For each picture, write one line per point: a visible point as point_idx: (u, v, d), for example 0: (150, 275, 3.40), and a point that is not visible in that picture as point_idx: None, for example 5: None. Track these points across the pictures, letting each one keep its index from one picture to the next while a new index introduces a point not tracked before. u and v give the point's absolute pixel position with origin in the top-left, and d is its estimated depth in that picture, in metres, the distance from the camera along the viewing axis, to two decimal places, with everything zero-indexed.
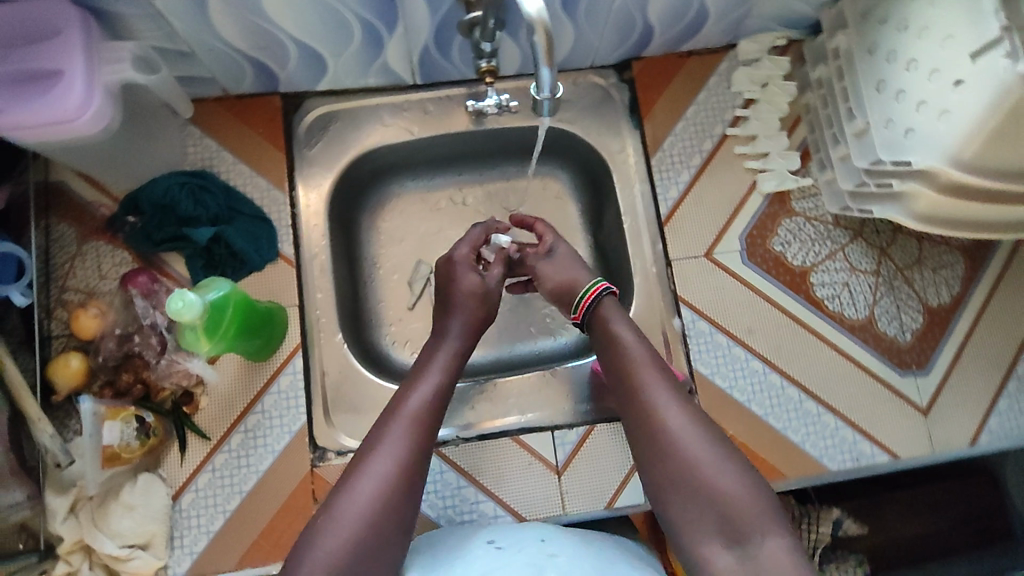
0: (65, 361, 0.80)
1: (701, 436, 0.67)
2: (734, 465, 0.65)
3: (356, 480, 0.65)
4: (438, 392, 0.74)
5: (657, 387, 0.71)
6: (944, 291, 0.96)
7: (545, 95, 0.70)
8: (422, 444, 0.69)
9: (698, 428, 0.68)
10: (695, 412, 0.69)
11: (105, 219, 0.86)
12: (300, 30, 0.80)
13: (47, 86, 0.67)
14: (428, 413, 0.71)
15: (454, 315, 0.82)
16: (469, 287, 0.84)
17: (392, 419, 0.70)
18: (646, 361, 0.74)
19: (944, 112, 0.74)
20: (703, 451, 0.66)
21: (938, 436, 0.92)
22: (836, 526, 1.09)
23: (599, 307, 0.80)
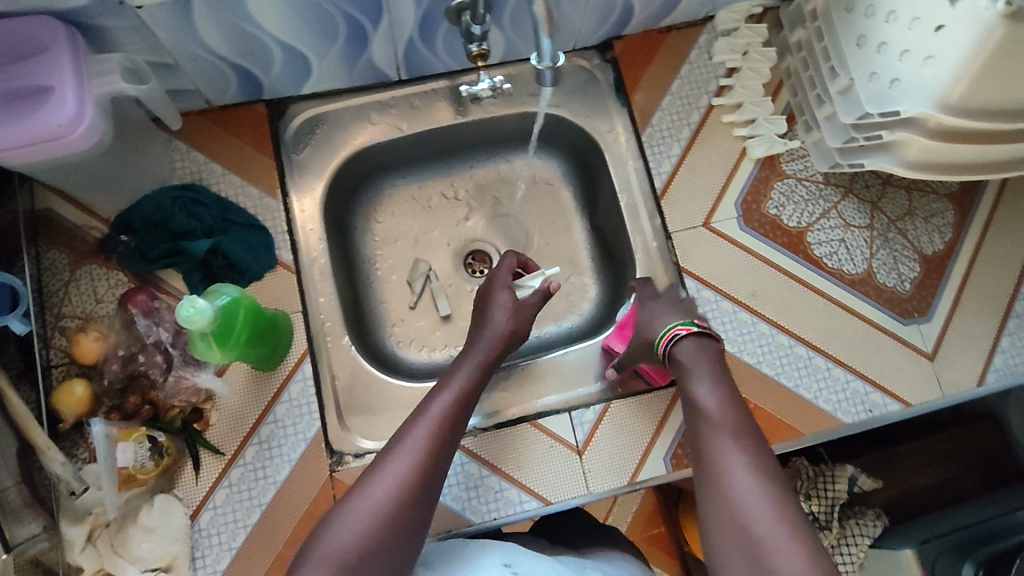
0: (69, 389, 0.78)
1: (767, 503, 0.63)
2: (794, 538, 0.61)
3: (369, 483, 0.65)
4: (461, 402, 0.73)
5: (730, 447, 0.68)
6: (937, 238, 0.98)
7: (546, 64, 0.73)
8: (439, 450, 0.68)
9: (766, 495, 0.64)
10: (764, 474, 0.65)
11: (96, 241, 0.84)
12: (284, 31, 0.79)
13: (38, 103, 0.66)
14: (450, 420, 0.71)
15: (489, 333, 0.81)
16: (504, 307, 0.83)
17: (415, 426, 0.70)
18: (720, 416, 0.70)
19: (928, 58, 0.75)
20: (764, 518, 0.62)
21: (947, 380, 0.93)
22: (852, 482, 1.10)
23: (681, 354, 0.76)
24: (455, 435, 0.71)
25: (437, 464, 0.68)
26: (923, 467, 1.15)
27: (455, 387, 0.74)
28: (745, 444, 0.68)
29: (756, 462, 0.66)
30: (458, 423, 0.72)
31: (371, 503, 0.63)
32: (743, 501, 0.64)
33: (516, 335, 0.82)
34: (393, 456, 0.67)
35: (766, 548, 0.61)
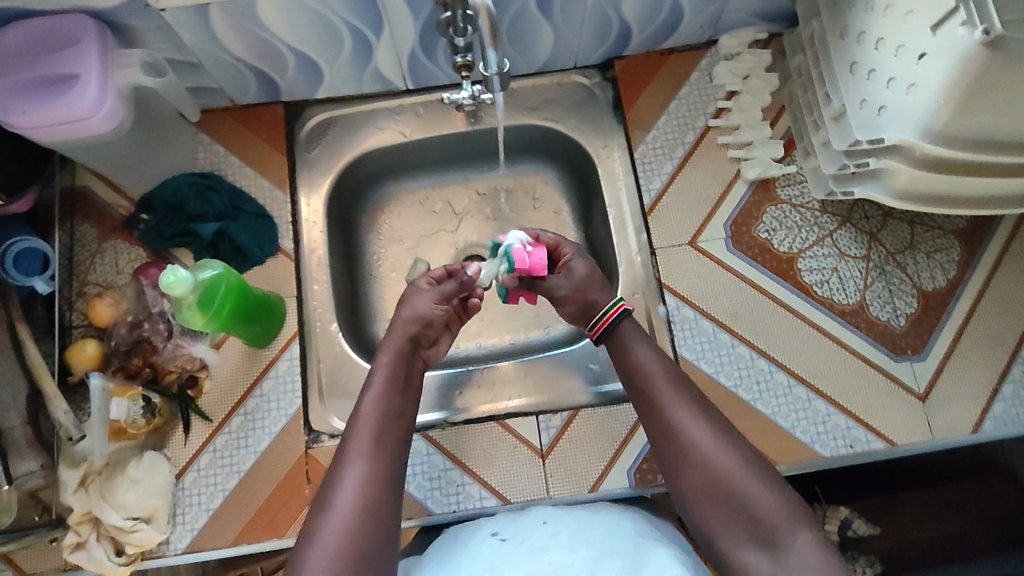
0: (81, 346, 0.88)
1: (726, 447, 0.70)
2: (763, 475, 0.68)
3: (328, 508, 0.65)
4: (390, 393, 0.74)
5: (682, 408, 0.72)
6: (939, 274, 0.94)
7: (492, 72, 0.73)
8: (383, 463, 0.69)
9: (722, 439, 0.70)
10: (720, 426, 0.71)
11: (123, 218, 0.95)
12: (295, 38, 0.87)
13: (65, 88, 0.76)
14: (388, 413, 0.73)
15: (397, 344, 0.79)
16: (414, 313, 0.81)
17: (353, 443, 0.70)
18: (663, 378, 0.75)
19: (912, 85, 0.74)
20: (733, 464, 0.68)
21: (938, 422, 0.89)
22: (845, 525, 1.05)
23: (624, 334, 0.79)
24: (392, 448, 0.71)
25: (387, 475, 0.68)
26: (929, 519, 1.07)
27: (377, 398, 0.73)
28: (694, 405, 0.73)
29: (710, 417, 0.72)
30: (390, 431, 0.72)
31: (336, 527, 0.64)
32: (711, 454, 0.69)
33: (423, 337, 0.82)
34: (339, 482, 0.67)
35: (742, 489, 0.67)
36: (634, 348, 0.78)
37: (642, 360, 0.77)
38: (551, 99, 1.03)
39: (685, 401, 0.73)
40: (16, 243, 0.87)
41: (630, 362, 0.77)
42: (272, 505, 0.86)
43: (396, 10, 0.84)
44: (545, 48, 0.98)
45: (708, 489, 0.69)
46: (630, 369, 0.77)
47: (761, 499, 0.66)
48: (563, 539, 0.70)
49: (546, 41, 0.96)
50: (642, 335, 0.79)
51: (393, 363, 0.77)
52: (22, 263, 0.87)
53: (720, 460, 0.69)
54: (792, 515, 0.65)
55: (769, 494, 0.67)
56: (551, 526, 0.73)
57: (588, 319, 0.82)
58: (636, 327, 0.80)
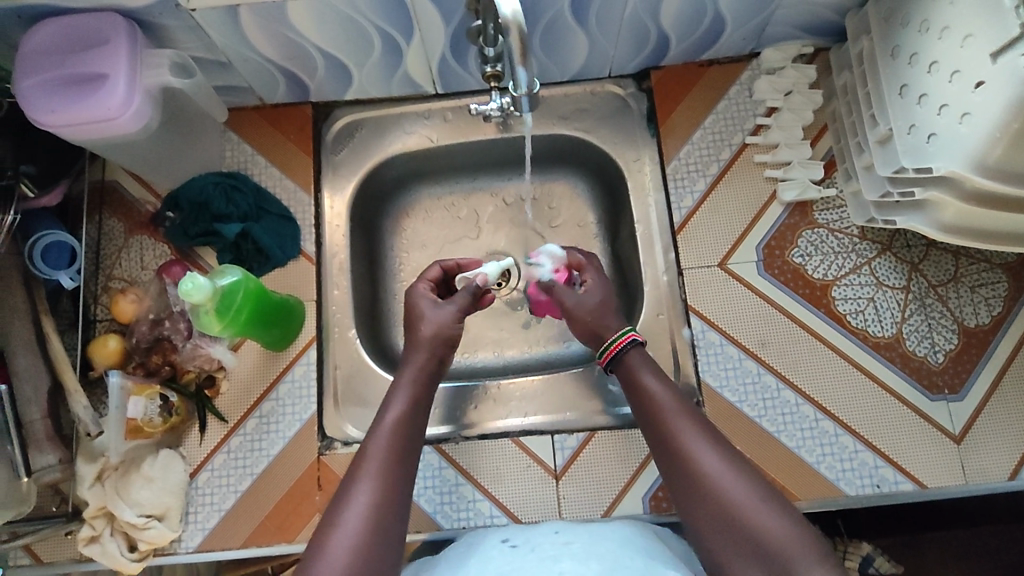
0: (103, 342, 0.88)
1: (735, 475, 0.66)
2: (772, 504, 0.64)
3: (338, 522, 0.64)
4: (412, 407, 0.74)
5: (691, 435, 0.69)
6: (983, 311, 0.89)
7: (522, 91, 0.72)
8: (396, 484, 0.67)
9: (731, 468, 0.67)
10: (730, 453, 0.68)
11: (149, 214, 0.95)
12: (324, 41, 0.86)
13: (94, 88, 0.76)
14: (406, 426, 0.72)
15: (422, 362, 0.78)
16: (438, 330, 0.79)
17: (369, 458, 0.68)
18: (672, 405, 0.72)
19: (966, 114, 0.70)
20: (742, 491, 0.65)
21: (972, 467, 0.84)
22: (867, 562, 1.00)
23: (630, 362, 0.77)
24: (406, 470, 0.69)
25: (399, 496, 0.67)
26: (954, 560, 1.04)
27: (397, 416, 0.72)
28: (704, 431, 0.70)
29: (719, 443, 0.69)
30: (407, 452, 0.71)
31: (343, 543, 0.62)
32: (719, 480, 0.66)
33: (449, 355, 0.80)
34: (352, 497, 0.65)
35: (751, 517, 0.63)
36: (641, 373, 0.76)
37: (649, 385, 0.75)
38: (583, 108, 1.01)
39: (695, 426, 0.70)
40: (45, 235, 0.87)
41: (638, 387, 0.75)
42: (283, 510, 0.86)
43: (427, 15, 0.82)
44: (580, 57, 0.95)
45: (716, 517, 0.65)
46: (637, 396, 0.75)
47: (770, 527, 0.63)
48: (577, 547, 0.67)
49: (581, 50, 0.93)
50: (647, 363, 0.77)
51: (415, 383, 0.76)
52: (49, 257, 0.88)
53: (728, 487, 0.65)
54: (803, 544, 0.61)
55: (778, 523, 0.63)
56: (562, 536, 0.71)
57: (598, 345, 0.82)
58: (641, 355, 0.78)
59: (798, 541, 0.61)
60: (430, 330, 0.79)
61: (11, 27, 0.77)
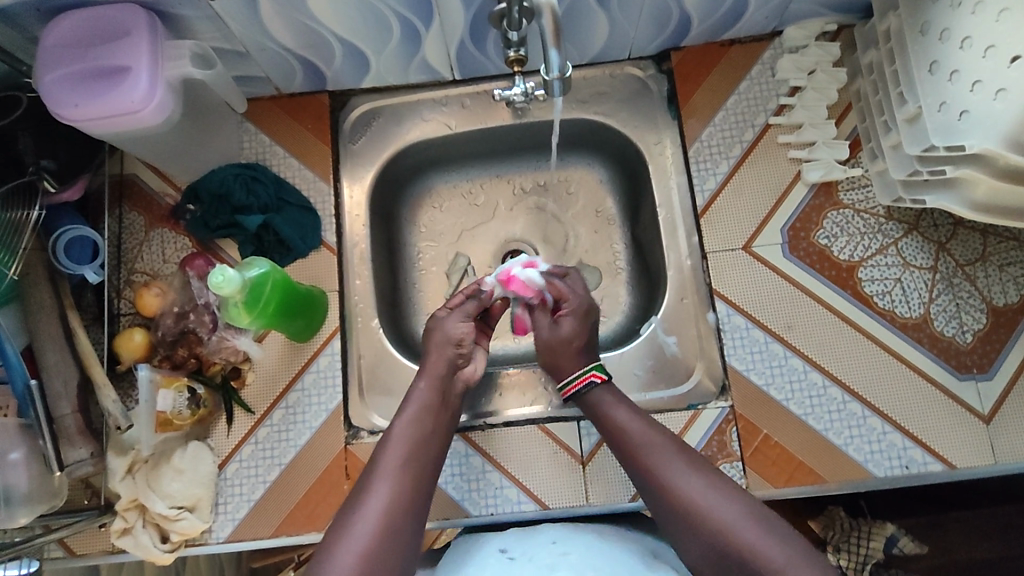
0: (129, 336, 0.88)
1: (723, 496, 0.68)
2: (759, 522, 0.65)
3: (348, 524, 0.64)
4: (425, 416, 0.74)
5: (674, 462, 0.71)
6: (1012, 290, 0.88)
7: (553, 76, 0.70)
8: (412, 493, 0.68)
9: (716, 491, 0.68)
10: (710, 476, 0.70)
11: (169, 208, 0.95)
12: (343, 28, 0.85)
13: (115, 81, 0.76)
14: (418, 438, 0.72)
15: (434, 366, 0.78)
16: (446, 337, 0.80)
17: (383, 464, 0.69)
18: (654, 433, 0.74)
19: (1000, 90, 0.69)
20: (726, 512, 0.66)
21: (1002, 447, 0.84)
22: (890, 542, 1.01)
23: (591, 399, 0.79)
24: (421, 475, 0.70)
25: (414, 500, 0.67)
26: None
27: (410, 425, 0.73)
28: (682, 458, 0.72)
29: (699, 468, 0.70)
30: (422, 458, 0.71)
31: (354, 546, 0.62)
32: (702, 503, 0.67)
33: (457, 359, 0.80)
34: (367, 501, 0.66)
35: (736, 537, 0.65)
36: (609, 409, 0.78)
37: (619, 420, 0.76)
38: (603, 92, 1.00)
39: (672, 454, 0.72)
40: (67, 231, 0.87)
41: (608, 424, 0.77)
42: (311, 499, 0.87)
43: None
44: (599, 39, 0.94)
45: (701, 541, 0.66)
46: (609, 431, 0.77)
47: (757, 545, 0.64)
48: (574, 559, 0.69)
49: (601, 32, 0.92)
50: (616, 395, 0.79)
51: (431, 389, 0.76)
52: (73, 251, 0.88)
53: (711, 508, 0.67)
54: (794, 559, 0.62)
55: (769, 539, 0.64)
56: (561, 546, 0.72)
57: (559, 378, 0.83)
58: (608, 392, 0.79)
59: (788, 557, 0.62)
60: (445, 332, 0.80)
61: (30, 21, 0.77)
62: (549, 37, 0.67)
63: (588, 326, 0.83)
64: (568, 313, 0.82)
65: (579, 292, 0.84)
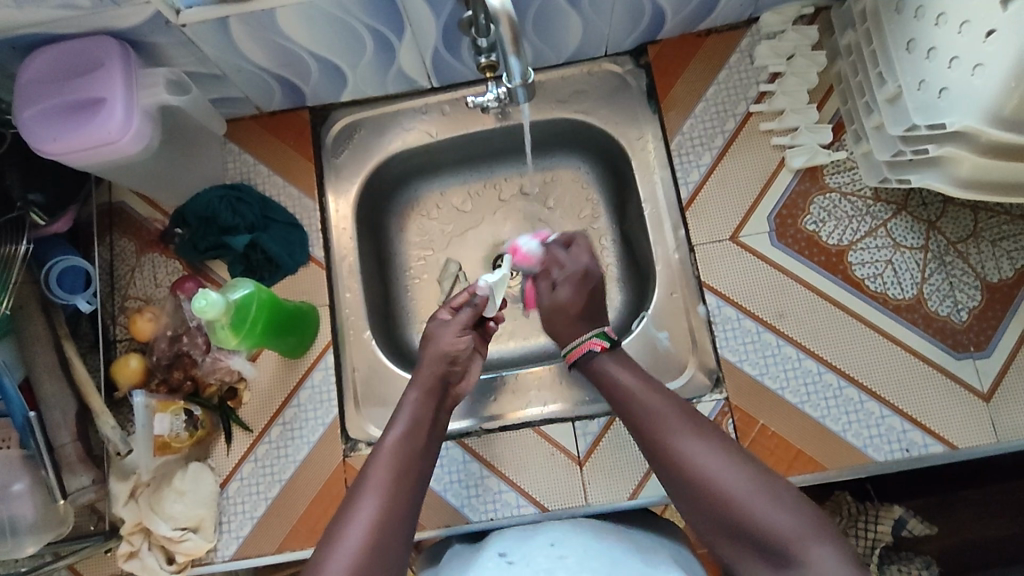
0: (125, 362, 0.89)
1: (729, 465, 0.64)
2: (771, 493, 0.62)
3: (338, 536, 0.63)
4: (415, 429, 0.73)
5: (680, 431, 0.68)
6: (1006, 264, 0.87)
7: (517, 83, 0.72)
8: (400, 501, 0.66)
9: (723, 458, 0.65)
10: (721, 444, 0.66)
11: (158, 232, 0.96)
12: (316, 45, 0.85)
13: (92, 113, 0.76)
14: (409, 450, 0.71)
15: (427, 381, 0.77)
16: (440, 350, 0.78)
17: (372, 475, 0.68)
18: (661, 403, 0.71)
19: (979, 65, 0.68)
20: (733, 481, 0.63)
21: (1004, 424, 0.83)
22: (899, 525, 0.98)
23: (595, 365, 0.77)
24: (410, 487, 0.68)
25: (402, 513, 0.66)
26: (990, 518, 1.01)
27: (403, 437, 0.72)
28: (691, 426, 0.68)
29: (709, 437, 0.67)
30: (412, 471, 0.69)
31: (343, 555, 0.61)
32: (710, 473, 0.64)
33: (451, 375, 0.79)
34: (356, 512, 0.65)
35: (745, 510, 0.62)
36: (615, 379, 0.75)
37: (627, 387, 0.74)
38: (582, 90, 0.99)
39: (681, 422, 0.69)
40: (58, 262, 0.88)
41: (615, 395, 0.74)
42: (314, 513, 0.87)
43: (416, 9, 0.81)
44: (574, 38, 0.93)
45: (709, 513, 0.64)
46: (617, 399, 0.74)
47: (767, 517, 0.61)
48: (570, 563, 0.67)
49: (575, 31, 0.92)
50: (626, 364, 0.76)
51: (421, 403, 0.75)
52: (65, 282, 0.89)
53: (720, 478, 0.64)
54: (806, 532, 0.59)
55: (778, 510, 0.61)
56: (559, 549, 0.70)
57: (564, 346, 0.82)
58: (616, 360, 0.77)
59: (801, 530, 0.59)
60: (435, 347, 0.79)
61: (8, 58, 0.79)
62: (510, 44, 0.67)
63: (585, 290, 0.81)
64: (564, 280, 0.82)
65: (580, 259, 0.83)
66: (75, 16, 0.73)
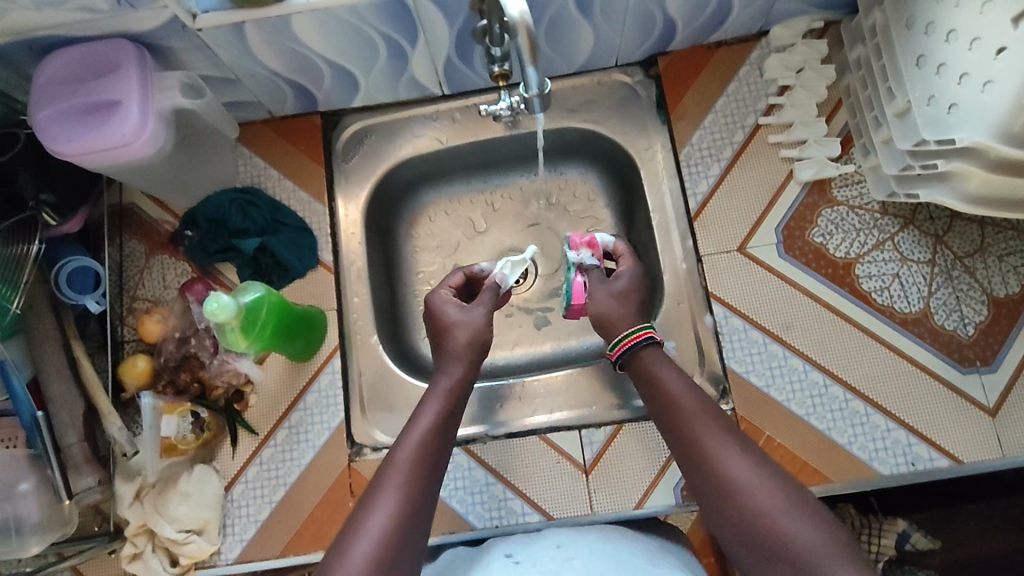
0: (133, 362, 0.89)
1: (762, 482, 0.63)
2: (804, 512, 0.61)
3: (359, 528, 0.62)
4: (441, 420, 0.71)
5: (720, 446, 0.66)
6: (1013, 280, 0.88)
7: (533, 93, 0.72)
8: (419, 493, 0.66)
9: (758, 475, 0.64)
10: (756, 462, 0.65)
11: (168, 234, 0.96)
12: (331, 51, 0.86)
13: (107, 116, 0.77)
14: (433, 442, 0.69)
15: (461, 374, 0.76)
16: (469, 329, 0.78)
17: (393, 472, 0.66)
18: (701, 419, 0.69)
19: (989, 82, 0.68)
20: (764, 501, 0.62)
21: (1009, 439, 0.83)
22: (903, 539, 0.98)
23: (647, 363, 0.74)
24: (432, 475, 0.68)
25: (423, 502, 0.66)
26: (993, 532, 1.01)
27: (427, 425, 0.70)
28: (728, 439, 0.67)
29: (742, 449, 0.66)
30: (433, 461, 0.68)
31: (364, 550, 0.61)
32: (742, 489, 0.63)
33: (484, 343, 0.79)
34: (376, 503, 0.64)
35: (777, 526, 0.60)
36: (660, 379, 0.73)
37: (668, 383, 0.72)
38: (592, 100, 1.00)
39: (719, 432, 0.67)
40: (67, 263, 0.88)
41: (656, 395, 0.72)
42: (318, 518, 0.87)
43: (431, 18, 0.82)
44: (586, 47, 0.94)
45: (738, 528, 0.62)
46: (659, 404, 0.72)
47: (795, 532, 0.59)
48: (576, 565, 0.66)
49: (587, 40, 0.92)
50: (670, 362, 0.75)
51: (452, 394, 0.74)
52: (75, 281, 0.89)
53: (752, 494, 0.62)
54: (840, 554, 0.58)
55: (807, 530, 0.59)
56: (564, 550, 0.70)
57: (611, 338, 0.78)
58: (659, 355, 0.75)
59: (834, 550, 0.58)
60: (457, 340, 0.78)
61: (24, 59, 0.79)
62: (526, 55, 0.68)
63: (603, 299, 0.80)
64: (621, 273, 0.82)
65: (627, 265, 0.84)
66: (94, 19, 0.74)
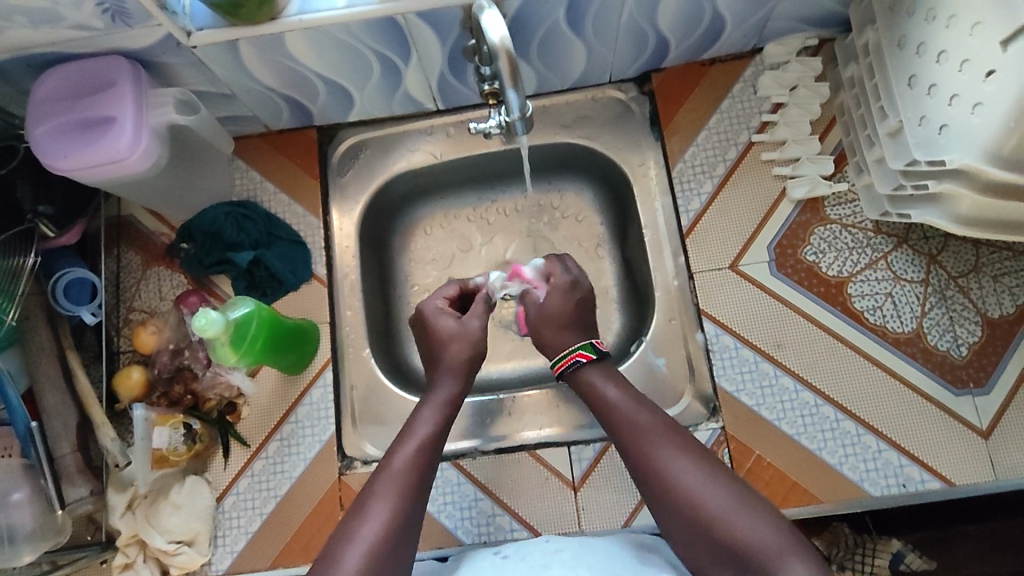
0: (127, 374, 0.90)
1: (715, 486, 0.64)
2: (752, 508, 0.62)
3: (350, 537, 0.63)
4: (438, 430, 0.72)
5: (670, 453, 0.67)
6: (1007, 300, 0.87)
7: (515, 116, 0.72)
8: (410, 501, 0.66)
9: (711, 479, 0.64)
10: (706, 463, 0.66)
11: (165, 246, 0.97)
12: (325, 68, 0.87)
13: (102, 131, 0.78)
14: (427, 452, 0.70)
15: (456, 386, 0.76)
16: (464, 341, 0.78)
17: (383, 480, 0.67)
18: (650, 425, 0.69)
19: (978, 104, 0.68)
20: (716, 502, 0.62)
21: (1002, 462, 0.82)
22: (897, 559, 0.98)
23: (584, 382, 0.75)
24: (426, 483, 0.68)
25: (415, 510, 0.66)
26: (991, 555, 1.00)
27: (419, 434, 0.71)
28: (676, 444, 0.68)
29: (692, 453, 0.67)
30: (426, 469, 0.69)
31: (355, 556, 0.61)
32: (695, 489, 0.64)
33: (479, 355, 0.79)
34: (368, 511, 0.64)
35: (732, 527, 0.61)
36: (602, 392, 0.74)
37: (611, 397, 0.73)
38: (587, 116, 1.00)
39: (668, 438, 0.68)
40: (65, 273, 0.89)
41: (603, 407, 0.73)
42: (306, 531, 0.87)
43: (423, 37, 0.83)
44: (578, 64, 0.94)
45: (694, 533, 0.63)
46: (606, 416, 0.73)
47: (751, 532, 0.60)
48: (565, 557, 0.67)
49: (579, 58, 0.92)
50: (612, 377, 0.75)
51: (445, 403, 0.75)
52: (71, 292, 0.90)
53: (705, 497, 0.63)
54: (785, 548, 0.59)
55: (762, 528, 0.60)
56: (553, 545, 0.71)
57: (551, 357, 0.79)
58: (601, 372, 0.75)
59: (781, 544, 0.59)
60: (456, 353, 0.78)
61: (22, 75, 0.80)
62: (508, 79, 0.69)
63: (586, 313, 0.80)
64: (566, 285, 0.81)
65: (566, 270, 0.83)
66: (89, 37, 0.75)
